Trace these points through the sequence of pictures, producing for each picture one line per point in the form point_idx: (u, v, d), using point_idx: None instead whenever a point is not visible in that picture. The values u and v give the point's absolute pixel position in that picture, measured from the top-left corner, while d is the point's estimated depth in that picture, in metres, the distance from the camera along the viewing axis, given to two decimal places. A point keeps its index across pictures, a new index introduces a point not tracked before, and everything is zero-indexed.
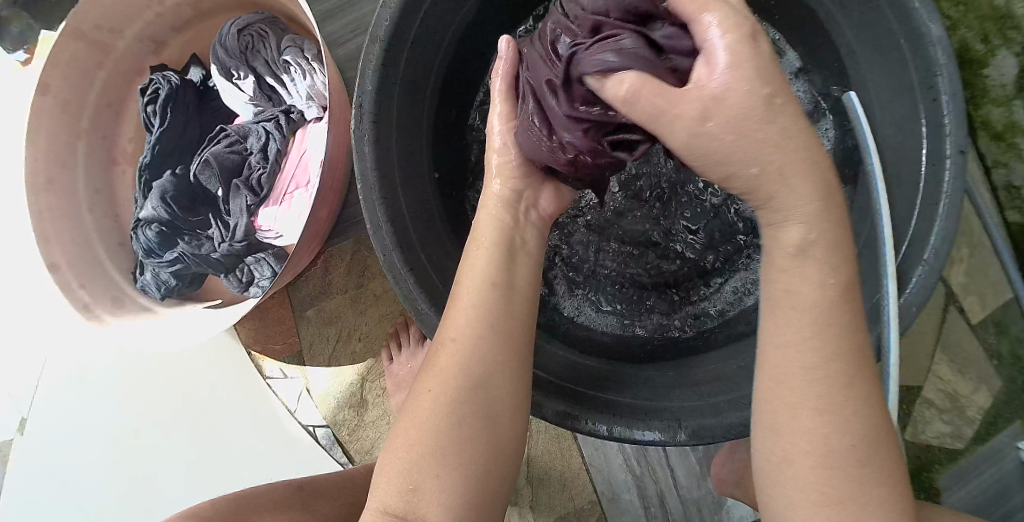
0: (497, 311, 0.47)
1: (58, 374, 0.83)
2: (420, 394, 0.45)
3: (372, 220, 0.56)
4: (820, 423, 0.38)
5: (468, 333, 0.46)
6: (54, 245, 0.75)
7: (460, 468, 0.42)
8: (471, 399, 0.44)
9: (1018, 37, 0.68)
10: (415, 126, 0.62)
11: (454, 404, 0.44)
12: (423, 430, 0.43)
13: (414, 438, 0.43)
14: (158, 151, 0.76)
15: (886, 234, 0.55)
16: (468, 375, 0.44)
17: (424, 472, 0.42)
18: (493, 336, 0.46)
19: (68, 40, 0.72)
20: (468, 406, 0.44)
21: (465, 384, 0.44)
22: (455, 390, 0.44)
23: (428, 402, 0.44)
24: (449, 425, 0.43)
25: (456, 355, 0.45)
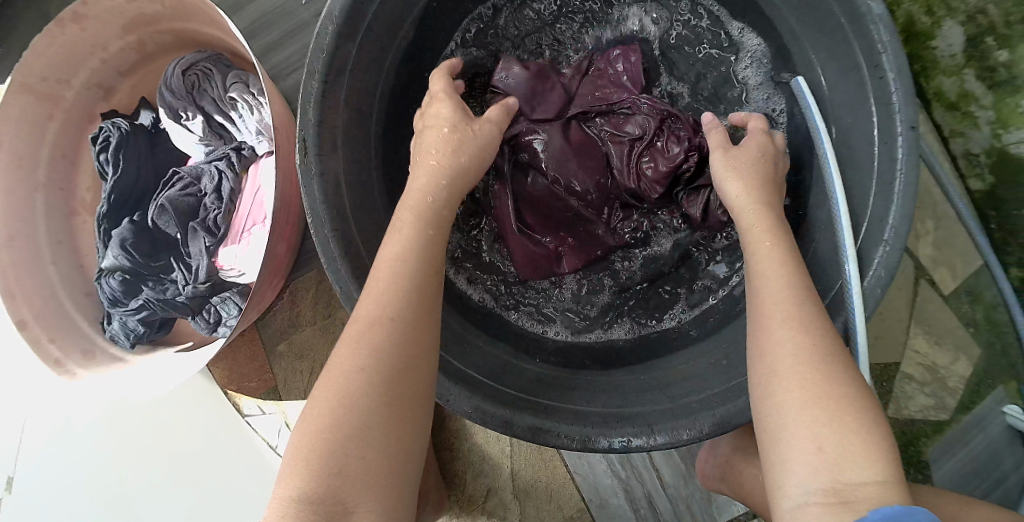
0: (425, 297, 0.47)
1: (38, 427, 0.82)
2: (348, 370, 0.43)
3: (324, 254, 0.55)
4: (810, 401, 0.40)
5: (390, 307, 0.45)
6: (20, 301, 0.74)
7: (382, 454, 0.42)
8: (396, 373, 0.43)
9: (961, 5, 0.67)
10: (364, 155, 0.62)
11: (380, 387, 0.43)
12: (344, 413, 0.42)
13: (332, 419, 0.42)
14: (114, 200, 0.75)
15: (843, 219, 0.55)
16: (395, 347, 0.44)
17: (344, 459, 0.41)
18: (419, 320, 0.46)
19: (16, 95, 0.71)
20: (394, 380, 0.43)
21: (398, 365, 0.44)
22: (386, 374, 0.43)
23: (357, 379, 0.43)
24: (377, 411, 0.42)
25: (378, 327, 0.44)
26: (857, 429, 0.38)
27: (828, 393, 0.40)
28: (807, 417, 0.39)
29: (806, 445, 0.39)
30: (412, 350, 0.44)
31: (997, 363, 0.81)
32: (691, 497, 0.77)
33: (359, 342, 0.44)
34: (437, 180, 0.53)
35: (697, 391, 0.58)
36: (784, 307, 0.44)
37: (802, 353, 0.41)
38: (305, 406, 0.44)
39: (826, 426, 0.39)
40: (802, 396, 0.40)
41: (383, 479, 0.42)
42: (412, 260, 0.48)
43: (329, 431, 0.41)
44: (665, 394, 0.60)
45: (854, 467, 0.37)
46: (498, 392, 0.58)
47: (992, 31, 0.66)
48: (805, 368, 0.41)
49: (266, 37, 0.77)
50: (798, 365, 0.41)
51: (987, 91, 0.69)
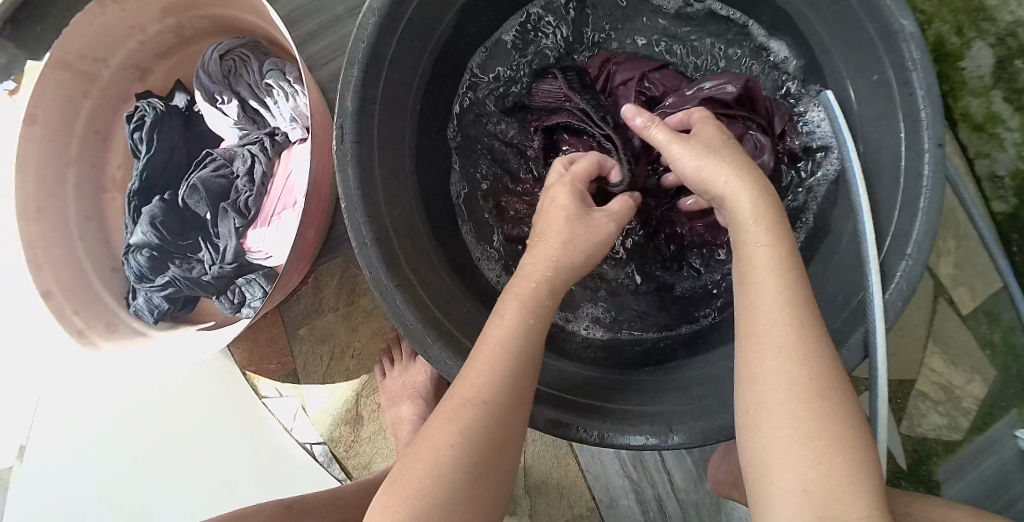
0: (524, 378, 0.45)
1: (53, 402, 0.81)
2: (438, 445, 0.42)
3: (357, 239, 0.56)
4: (792, 428, 0.40)
5: (485, 391, 0.43)
6: (47, 272, 0.75)
7: None
8: (485, 459, 0.42)
9: (992, 27, 0.68)
10: (398, 147, 0.63)
11: (472, 468, 0.41)
12: (434, 491, 0.40)
13: (417, 497, 0.40)
14: (146, 178, 0.77)
15: (867, 232, 0.54)
16: (488, 436, 0.42)
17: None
18: (517, 401, 0.44)
19: (54, 70, 0.73)
20: (482, 467, 0.42)
21: (489, 443, 0.42)
22: (476, 459, 0.41)
23: (448, 456, 0.41)
24: (469, 494, 0.41)
25: (473, 412, 0.42)
26: (845, 470, 0.39)
27: (820, 430, 0.40)
28: (794, 460, 0.40)
29: (793, 488, 0.39)
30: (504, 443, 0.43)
31: (1012, 386, 0.81)
32: (702, 503, 0.77)
33: (453, 423, 0.42)
34: (554, 267, 0.50)
35: (714, 393, 0.59)
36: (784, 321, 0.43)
37: (797, 385, 0.41)
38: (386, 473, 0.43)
39: (814, 466, 0.39)
40: (791, 432, 0.40)
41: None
42: (516, 328, 0.46)
43: (415, 497, 0.40)
44: (683, 395, 0.60)
45: (841, 506, 0.38)
46: None
47: (1021, 53, 0.67)
48: (789, 391, 0.41)
49: (301, 28, 0.78)
50: (790, 398, 0.41)
51: (1014, 113, 0.70)
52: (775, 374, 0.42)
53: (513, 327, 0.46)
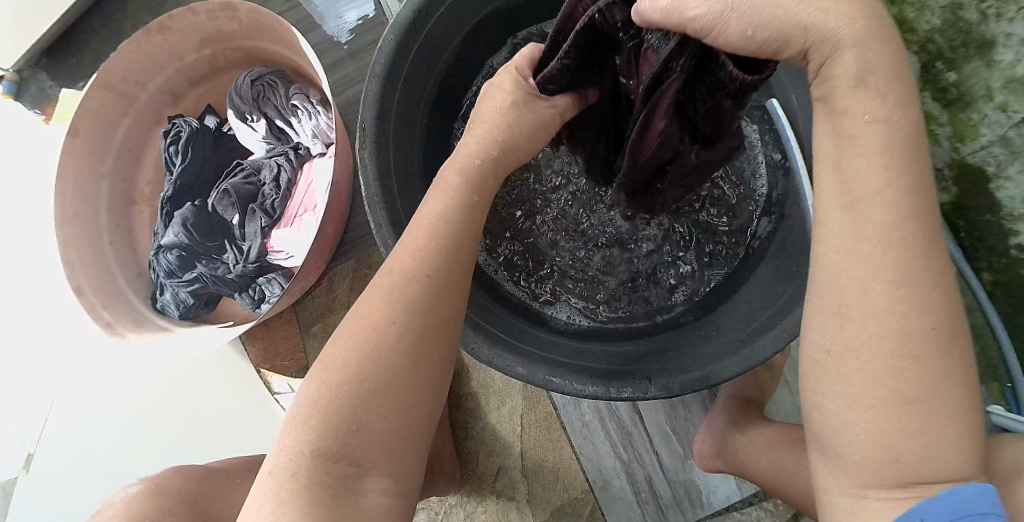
0: (456, 263, 0.47)
1: (68, 405, 0.89)
2: (376, 325, 0.44)
3: (375, 222, 0.65)
4: (879, 383, 0.37)
5: (422, 270, 0.45)
6: (79, 271, 0.81)
7: (405, 419, 0.42)
8: (424, 339, 0.44)
9: (915, 37, 0.79)
10: (409, 146, 0.71)
11: (412, 346, 0.43)
12: (364, 371, 0.42)
13: (345, 379, 0.42)
14: (178, 186, 0.85)
15: (810, 210, 0.64)
16: (427, 315, 0.44)
17: (365, 418, 0.41)
18: (448, 284, 0.46)
19: (99, 90, 0.82)
20: (424, 348, 0.44)
21: (416, 320, 0.44)
22: (405, 337, 0.43)
23: (387, 335, 0.43)
24: (412, 379, 0.43)
25: (409, 288, 0.45)
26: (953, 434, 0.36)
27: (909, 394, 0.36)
28: (881, 425, 0.37)
29: (884, 456, 0.37)
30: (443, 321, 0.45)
31: None
32: (691, 481, 0.81)
33: (380, 308, 0.44)
34: (488, 147, 0.52)
35: (691, 354, 0.65)
36: (886, 244, 0.37)
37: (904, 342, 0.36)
38: (318, 356, 0.44)
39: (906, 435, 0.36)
40: (882, 393, 0.37)
41: (396, 436, 0.42)
42: (450, 213, 0.49)
43: (357, 376, 0.42)
44: (662, 358, 0.66)
45: (931, 468, 0.36)
46: (517, 347, 0.65)
47: (940, 57, 0.78)
48: (891, 338, 0.36)
49: (325, 59, 0.91)
50: (888, 353, 0.37)
51: (943, 110, 0.80)
52: (873, 321, 0.37)
53: (442, 206, 0.49)
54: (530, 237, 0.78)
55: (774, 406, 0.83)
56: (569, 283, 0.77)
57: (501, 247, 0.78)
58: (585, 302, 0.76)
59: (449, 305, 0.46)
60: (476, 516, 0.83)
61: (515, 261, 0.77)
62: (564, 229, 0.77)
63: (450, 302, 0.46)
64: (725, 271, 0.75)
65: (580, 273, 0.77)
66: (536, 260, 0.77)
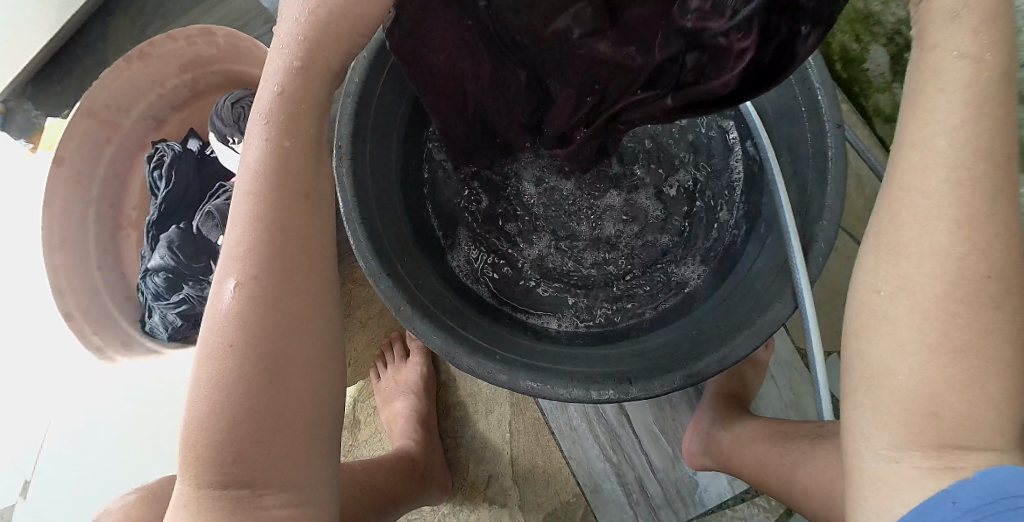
0: (295, 261, 0.41)
1: (60, 428, 0.90)
2: (218, 348, 0.40)
3: (351, 236, 0.65)
4: (910, 358, 0.36)
5: (249, 277, 0.40)
6: (69, 296, 0.82)
7: (285, 441, 0.40)
8: (268, 354, 0.39)
9: (882, 30, 0.79)
10: (386, 160, 0.72)
11: (254, 365, 0.39)
12: (226, 405, 0.39)
13: (212, 413, 0.39)
14: (164, 209, 0.87)
15: (786, 205, 0.64)
16: (266, 327, 0.40)
17: (247, 446, 0.39)
18: (286, 288, 0.40)
19: (83, 118, 0.84)
20: (268, 364, 0.39)
21: (266, 338, 0.40)
22: (258, 358, 0.39)
23: (230, 358, 0.39)
24: (270, 400, 0.39)
25: (244, 303, 0.40)
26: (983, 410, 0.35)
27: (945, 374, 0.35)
28: (908, 402, 0.36)
29: (926, 415, 0.35)
30: (288, 329, 0.40)
31: None
32: (681, 480, 0.81)
33: (218, 326, 0.40)
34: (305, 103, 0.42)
35: (671, 352, 0.65)
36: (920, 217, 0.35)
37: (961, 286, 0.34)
38: (186, 390, 0.41)
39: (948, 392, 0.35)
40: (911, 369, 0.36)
41: (290, 454, 0.41)
42: (265, 204, 0.40)
43: (211, 410, 0.39)
44: (643, 358, 0.66)
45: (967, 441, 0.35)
46: (498, 353, 0.65)
47: (907, 48, 0.77)
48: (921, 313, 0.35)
49: None
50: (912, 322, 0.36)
51: None
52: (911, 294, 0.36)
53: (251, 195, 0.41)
54: (504, 245, 0.79)
55: (761, 400, 0.83)
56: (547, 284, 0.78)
57: (475, 256, 0.78)
58: (563, 309, 0.76)
59: (306, 307, 0.41)
60: None
61: (487, 269, 0.78)
62: (537, 232, 0.79)
63: (304, 302, 0.41)
64: (700, 274, 0.75)
65: (558, 280, 0.78)
66: (515, 264, 0.78)
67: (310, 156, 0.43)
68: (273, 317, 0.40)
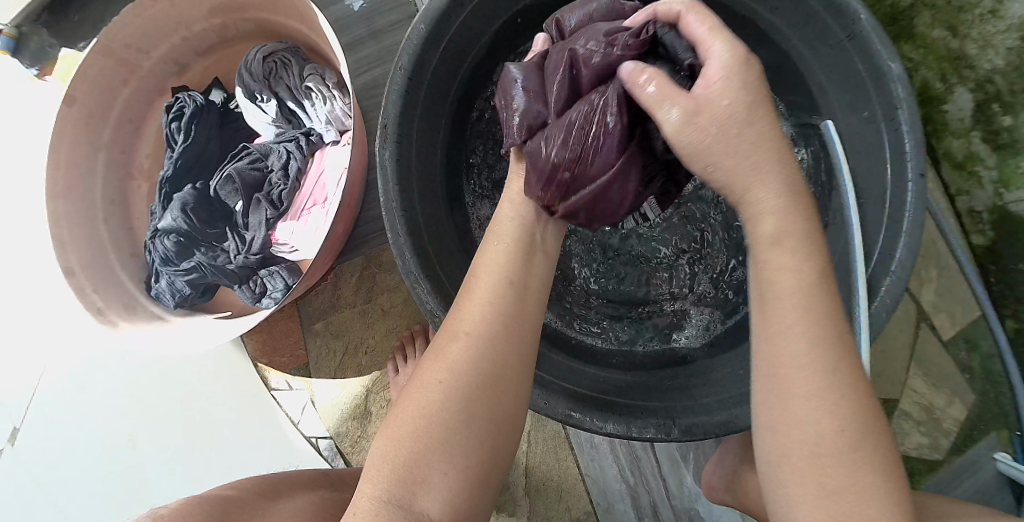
0: (514, 308, 0.46)
1: (54, 383, 0.85)
2: (431, 382, 0.43)
3: (390, 229, 0.59)
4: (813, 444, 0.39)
5: (477, 326, 0.44)
6: (69, 250, 0.77)
7: (465, 470, 0.41)
8: (478, 392, 0.42)
9: (971, 74, 0.75)
10: (432, 149, 0.66)
11: (462, 398, 0.42)
12: (425, 423, 0.42)
13: (409, 433, 0.42)
14: (179, 166, 0.80)
15: (858, 249, 0.59)
16: (478, 371, 0.43)
17: (432, 464, 0.41)
18: (506, 343, 0.44)
19: (98, 57, 0.76)
20: (478, 399, 0.42)
21: (481, 381, 0.43)
22: (470, 391, 0.42)
23: (438, 390, 0.42)
24: (470, 431, 0.41)
25: (465, 345, 0.44)
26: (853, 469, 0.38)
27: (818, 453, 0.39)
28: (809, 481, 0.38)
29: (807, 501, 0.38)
30: (496, 374, 0.43)
31: (991, 410, 0.85)
32: (695, 509, 0.79)
33: (443, 361, 0.44)
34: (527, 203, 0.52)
35: (715, 393, 0.62)
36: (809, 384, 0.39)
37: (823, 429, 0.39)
38: (392, 415, 0.44)
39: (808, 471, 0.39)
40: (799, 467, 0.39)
41: (463, 476, 0.41)
42: (498, 276, 0.46)
43: (411, 434, 0.42)
44: (688, 394, 0.63)
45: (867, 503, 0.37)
46: (539, 378, 0.62)
47: (998, 98, 0.74)
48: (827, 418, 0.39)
49: (344, 36, 0.83)
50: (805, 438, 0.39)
51: (991, 153, 0.77)
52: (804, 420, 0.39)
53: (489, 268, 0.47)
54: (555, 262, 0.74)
55: None
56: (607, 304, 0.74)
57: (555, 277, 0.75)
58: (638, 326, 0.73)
59: (512, 364, 0.44)
60: None
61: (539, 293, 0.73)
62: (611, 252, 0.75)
63: (516, 368, 0.45)
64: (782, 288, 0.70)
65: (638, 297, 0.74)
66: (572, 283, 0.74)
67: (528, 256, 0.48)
68: (482, 365, 0.43)
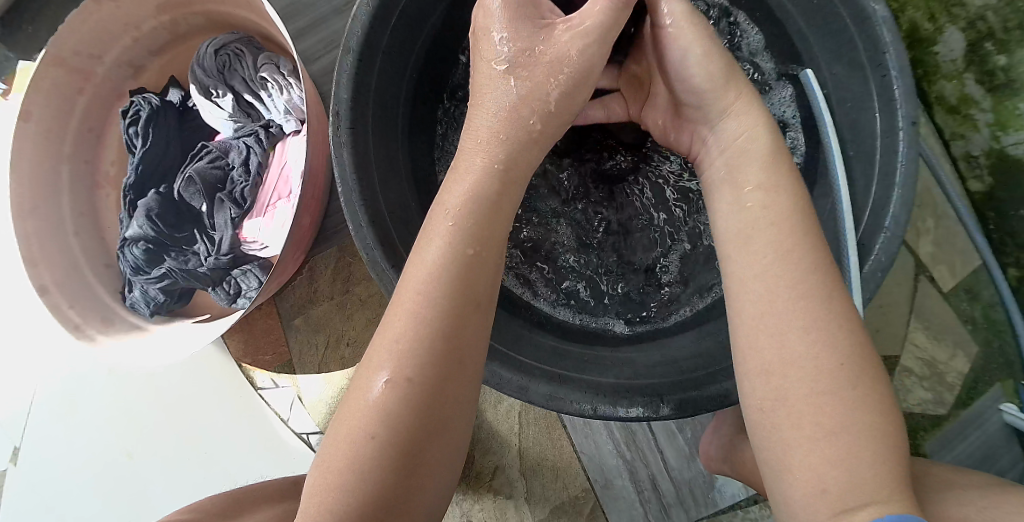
0: (460, 328, 0.40)
1: (45, 399, 0.85)
2: (366, 419, 0.39)
3: (353, 222, 0.57)
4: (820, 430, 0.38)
5: (414, 355, 0.39)
6: (42, 267, 0.76)
7: (407, 512, 0.39)
8: (416, 430, 0.39)
9: (963, 12, 0.71)
10: (392, 133, 0.64)
11: (399, 438, 0.38)
12: (365, 467, 0.38)
13: (368, 431, 0.39)
14: (141, 171, 0.77)
15: (846, 211, 0.56)
16: (415, 407, 0.38)
17: (369, 514, 0.37)
18: (449, 370, 0.40)
19: (50, 67, 0.74)
20: (415, 437, 0.39)
21: (420, 418, 0.39)
22: (408, 430, 0.38)
23: (373, 430, 0.38)
24: (405, 472, 0.38)
25: (399, 377, 0.39)
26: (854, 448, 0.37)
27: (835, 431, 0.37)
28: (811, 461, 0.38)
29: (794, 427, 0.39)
30: (435, 407, 0.39)
31: (994, 360, 0.82)
32: (696, 479, 0.78)
33: (376, 395, 0.39)
34: (493, 165, 0.45)
35: (704, 366, 0.59)
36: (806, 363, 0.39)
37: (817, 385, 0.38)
38: (324, 449, 0.40)
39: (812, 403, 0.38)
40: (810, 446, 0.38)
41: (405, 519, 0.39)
42: (441, 289, 0.41)
43: (345, 481, 0.38)
44: (674, 368, 0.61)
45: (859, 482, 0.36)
46: (519, 362, 0.59)
47: (991, 36, 0.70)
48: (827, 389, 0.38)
49: (299, 21, 0.79)
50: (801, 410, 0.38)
51: (986, 94, 0.73)
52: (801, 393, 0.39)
53: (433, 272, 0.41)
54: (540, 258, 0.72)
55: None
56: (613, 275, 0.71)
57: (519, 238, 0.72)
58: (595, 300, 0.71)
59: (454, 394, 0.40)
60: (473, 514, 0.81)
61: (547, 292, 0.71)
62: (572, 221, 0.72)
63: (458, 395, 0.41)
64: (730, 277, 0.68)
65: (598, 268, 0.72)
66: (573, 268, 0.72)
67: (485, 263, 0.42)
68: (421, 398, 0.39)
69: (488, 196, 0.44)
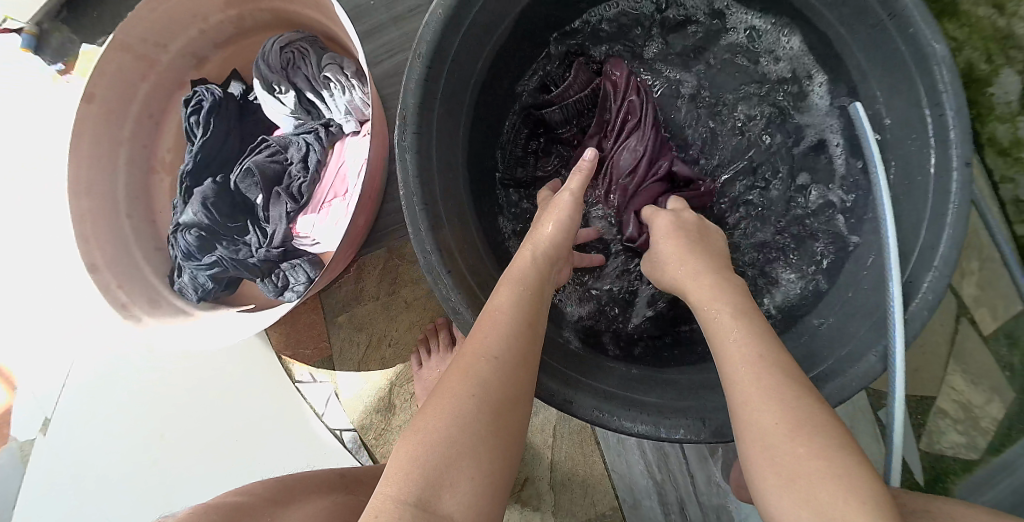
0: (531, 326, 0.50)
1: (81, 372, 0.86)
2: (457, 392, 0.44)
3: (412, 225, 0.58)
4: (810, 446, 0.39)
5: (495, 345, 0.47)
6: (93, 246, 0.77)
7: (484, 473, 0.41)
8: (493, 400, 0.44)
9: (1020, 55, 0.70)
10: (453, 140, 0.65)
11: (484, 400, 0.43)
12: (453, 426, 0.42)
13: (432, 441, 0.41)
14: (199, 159, 0.79)
15: (893, 249, 0.55)
16: (492, 381, 0.45)
17: (452, 467, 0.40)
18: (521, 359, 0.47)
19: (116, 53, 0.76)
20: (494, 403, 0.44)
21: (497, 391, 0.44)
22: (490, 398, 0.44)
23: (463, 399, 0.43)
24: (484, 438, 0.42)
25: (483, 357, 0.46)
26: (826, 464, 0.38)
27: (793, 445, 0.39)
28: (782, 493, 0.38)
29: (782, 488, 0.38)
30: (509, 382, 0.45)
31: None
32: (725, 506, 0.77)
33: (463, 371, 0.45)
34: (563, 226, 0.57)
35: None
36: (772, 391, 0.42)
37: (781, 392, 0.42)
38: (411, 424, 0.44)
39: (795, 477, 0.38)
40: (776, 476, 0.39)
41: (484, 481, 0.41)
42: (514, 302, 0.50)
43: (439, 440, 0.41)
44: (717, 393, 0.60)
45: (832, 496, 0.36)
46: (566, 375, 0.60)
47: None
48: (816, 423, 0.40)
49: (363, 23, 0.81)
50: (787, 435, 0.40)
51: None
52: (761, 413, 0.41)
53: (511, 288, 0.51)
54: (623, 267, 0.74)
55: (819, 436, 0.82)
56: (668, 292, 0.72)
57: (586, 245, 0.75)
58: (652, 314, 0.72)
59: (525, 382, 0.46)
60: None
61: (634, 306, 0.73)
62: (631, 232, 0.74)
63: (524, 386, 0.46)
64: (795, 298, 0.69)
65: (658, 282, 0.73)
66: None
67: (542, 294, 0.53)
68: (499, 374, 0.45)
69: (557, 236, 0.57)
